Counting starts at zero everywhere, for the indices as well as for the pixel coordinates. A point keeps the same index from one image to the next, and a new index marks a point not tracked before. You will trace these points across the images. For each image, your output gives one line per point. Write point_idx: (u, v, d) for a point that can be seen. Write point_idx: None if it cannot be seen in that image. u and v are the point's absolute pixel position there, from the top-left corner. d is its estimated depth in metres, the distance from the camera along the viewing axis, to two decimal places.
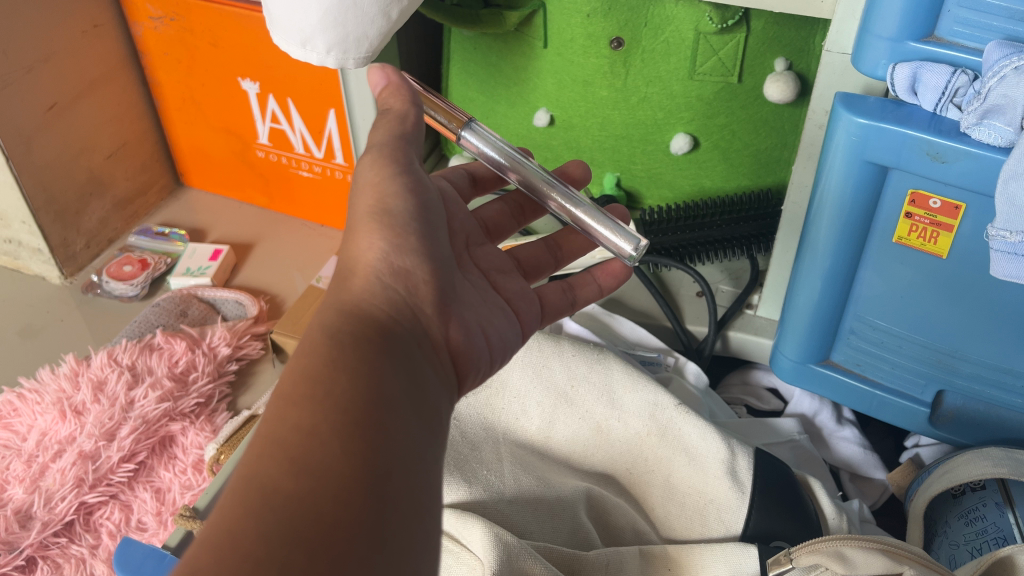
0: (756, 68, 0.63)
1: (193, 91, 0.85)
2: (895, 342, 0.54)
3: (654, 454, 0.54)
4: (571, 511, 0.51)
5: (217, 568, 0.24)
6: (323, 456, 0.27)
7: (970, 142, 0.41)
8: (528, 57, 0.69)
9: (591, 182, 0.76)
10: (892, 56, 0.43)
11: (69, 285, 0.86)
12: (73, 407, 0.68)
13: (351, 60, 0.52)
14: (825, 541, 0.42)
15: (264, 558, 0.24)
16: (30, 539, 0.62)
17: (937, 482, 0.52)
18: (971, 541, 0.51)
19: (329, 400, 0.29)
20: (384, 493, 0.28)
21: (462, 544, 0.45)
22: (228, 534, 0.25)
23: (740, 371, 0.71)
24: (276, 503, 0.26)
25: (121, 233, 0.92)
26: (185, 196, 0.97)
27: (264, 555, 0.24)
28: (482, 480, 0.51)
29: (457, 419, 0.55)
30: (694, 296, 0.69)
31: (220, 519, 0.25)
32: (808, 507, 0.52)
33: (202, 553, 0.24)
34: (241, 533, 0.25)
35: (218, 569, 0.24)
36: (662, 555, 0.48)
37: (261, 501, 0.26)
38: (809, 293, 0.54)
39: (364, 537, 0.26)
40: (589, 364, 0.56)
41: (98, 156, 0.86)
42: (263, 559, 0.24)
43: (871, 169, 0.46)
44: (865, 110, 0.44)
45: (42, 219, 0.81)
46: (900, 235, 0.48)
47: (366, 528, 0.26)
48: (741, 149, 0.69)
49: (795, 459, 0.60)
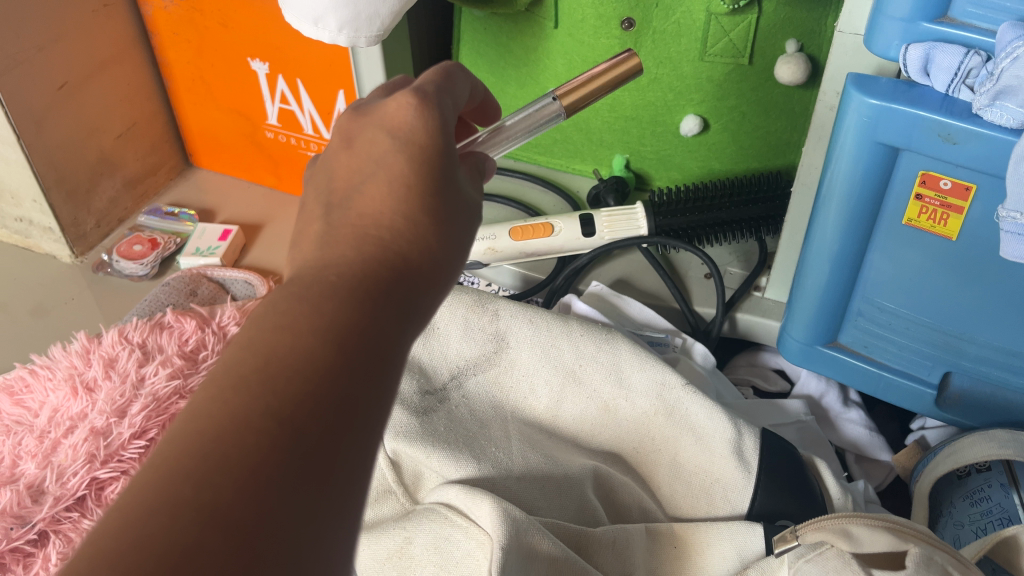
0: (767, 49, 0.63)
1: (203, 71, 0.85)
2: (903, 325, 0.54)
3: (661, 433, 0.54)
4: (579, 489, 0.51)
5: (171, 488, 0.23)
6: (292, 390, 0.25)
7: (981, 123, 0.41)
8: (538, 37, 0.69)
9: (600, 163, 0.76)
10: (905, 37, 0.43)
11: (79, 264, 0.87)
12: (84, 384, 0.69)
13: (363, 38, 0.52)
14: (830, 519, 0.41)
15: (217, 503, 0.23)
16: (42, 514, 0.61)
17: (943, 464, 0.53)
18: (975, 521, 0.51)
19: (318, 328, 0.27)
20: (353, 439, 0.26)
21: (470, 519, 0.45)
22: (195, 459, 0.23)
23: (747, 353, 0.71)
24: (228, 436, 0.24)
25: (130, 213, 0.92)
26: (194, 176, 0.98)
27: (223, 481, 0.23)
28: (490, 457, 0.52)
29: (466, 397, 0.56)
30: (702, 278, 0.69)
31: (190, 432, 0.24)
32: (814, 486, 0.53)
33: (164, 472, 0.23)
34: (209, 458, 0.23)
35: (172, 489, 0.23)
36: (668, 533, 0.49)
37: (231, 422, 0.24)
38: (817, 276, 0.54)
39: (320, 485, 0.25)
40: (597, 344, 0.55)
41: (108, 136, 0.86)
42: (215, 502, 0.23)
43: (882, 151, 0.46)
44: (876, 91, 0.44)
45: (52, 198, 0.81)
46: (910, 217, 0.48)
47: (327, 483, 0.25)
48: (751, 131, 0.68)
49: (801, 441, 0.61)
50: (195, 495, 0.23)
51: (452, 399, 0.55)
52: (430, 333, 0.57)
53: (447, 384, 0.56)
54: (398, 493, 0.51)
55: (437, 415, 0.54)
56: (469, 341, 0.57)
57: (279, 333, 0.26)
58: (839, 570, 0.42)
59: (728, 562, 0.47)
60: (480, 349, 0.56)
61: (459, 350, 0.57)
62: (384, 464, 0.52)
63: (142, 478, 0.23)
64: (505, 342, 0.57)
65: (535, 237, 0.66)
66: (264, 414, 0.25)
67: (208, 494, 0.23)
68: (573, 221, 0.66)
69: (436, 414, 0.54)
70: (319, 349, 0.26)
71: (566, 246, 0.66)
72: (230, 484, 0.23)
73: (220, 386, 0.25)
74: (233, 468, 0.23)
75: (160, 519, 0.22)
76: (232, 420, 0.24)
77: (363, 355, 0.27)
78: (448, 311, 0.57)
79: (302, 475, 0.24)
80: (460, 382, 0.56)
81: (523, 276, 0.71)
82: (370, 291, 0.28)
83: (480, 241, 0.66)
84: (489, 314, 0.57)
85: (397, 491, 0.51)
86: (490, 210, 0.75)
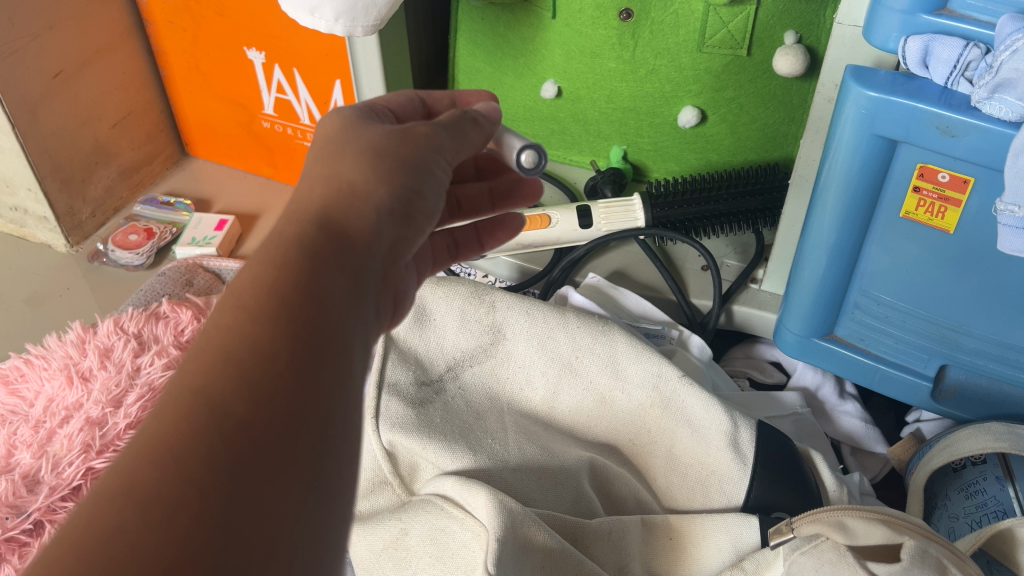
0: (765, 41, 0.62)
1: (198, 59, 0.85)
2: (899, 318, 0.54)
3: (658, 425, 0.54)
4: (574, 480, 0.51)
5: (150, 486, 0.22)
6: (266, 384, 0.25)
7: (979, 116, 0.41)
8: (536, 27, 0.69)
9: (598, 155, 0.76)
10: (904, 29, 0.43)
11: (74, 253, 0.87)
12: (80, 373, 0.69)
13: (359, 28, 0.52)
14: (826, 511, 0.41)
15: (199, 500, 0.22)
16: (37, 504, 0.61)
17: (938, 456, 0.53)
18: (970, 514, 0.51)
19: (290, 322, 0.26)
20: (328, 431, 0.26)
21: (466, 510, 0.45)
22: (170, 453, 0.23)
23: (744, 345, 0.71)
24: (205, 431, 0.24)
25: (126, 202, 0.92)
26: (190, 165, 0.97)
27: (199, 478, 0.23)
28: (487, 448, 0.52)
29: (462, 388, 0.56)
30: (699, 270, 0.69)
31: (162, 426, 0.24)
32: (809, 478, 0.53)
33: (138, 467, 0.23)
34: (185, 453, 0.23)
35: (151, 486, 0.22)
36: (663, 524, 0.49)
37: (207, 416, 0.24)
38: (814, 268, 0.54)
39: (302, 480, 0.25)
40: (594, 335, 0.55)
41: (102, 125, 0.86)
42: (196, 499, 0.22)
43: (880, 143, 0.46)
44: (875, 83, 0.44)
45: (47, 187, 0.81)
46: (907, 210, 0.48)
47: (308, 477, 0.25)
48: (749, 123, 0.68)
49: (796, 432, 0.61)
50: (173, 491, 0.22)
51: (448, 389, 0.55)
52: (427, 323, 0.57)
53: (443, 375, 0.56)
54: (394, 484, 0.51)
55: (434, 405, 0.54)
56: (466, 332, 0.57)
57: (247, 324, 0.26)
58: (834, 562, 0.41)
59: (724, 554, 0.48)
60: (477, 341, 0.57)
61: (457, 341, 0.57)
62: (380, 454, 0.51)
63: (114, 475, 0.23)
64: (502, 333, 0.57)
65: (531, 229, 0.65)
66: (239, 400, 0.24)
67: (187, 491, 0.23)
68: (570, 213, 0.65)
69: (433, 404, 0.54)
70: (289, 343, 0.26)
71: (562, 238, 0.66)
72: (209, 481, 0.23)
73: (193, 379, 0.25)
74: (212, 464, 0.23)
75: (136, 517, 0.22)
76: (209, 414, 0.24)
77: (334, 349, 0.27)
78: (445, 302, 0.57)
79: (283, 470, 0.24)
80: (456, 372, 0.56)
81: (521, 267, 0.70)
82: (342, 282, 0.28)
83: None
84: (486, 305, 0.57)
85: (393, 482, 0.51)
86: None
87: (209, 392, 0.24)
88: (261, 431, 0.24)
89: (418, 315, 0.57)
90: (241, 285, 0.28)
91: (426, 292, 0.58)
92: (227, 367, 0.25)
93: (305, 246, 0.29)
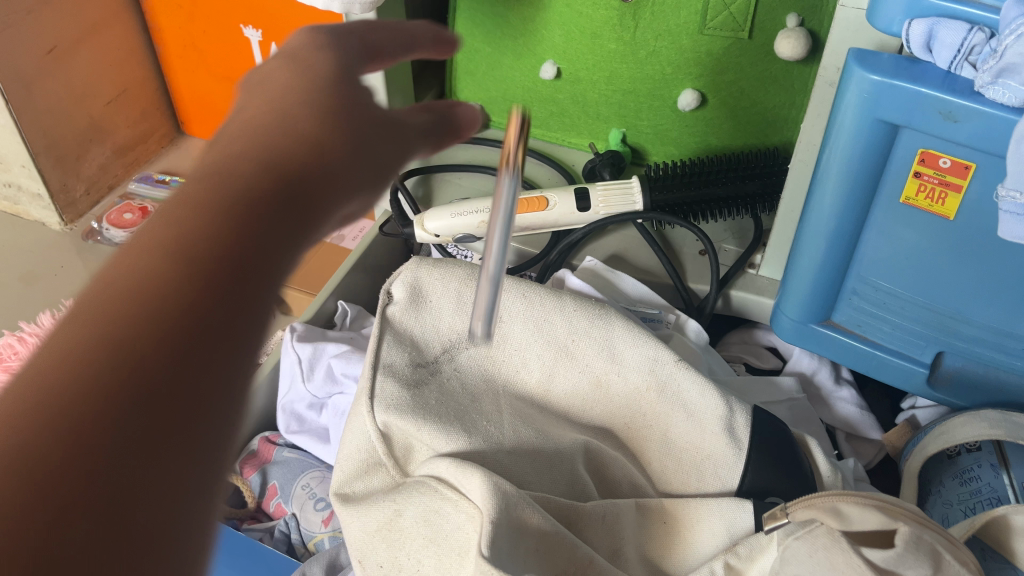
0: (767, 23, 0.62)
1: (194, 37, 0.84)
2: (897, 304, 0.54)
3: (653, 409, 0.54)
4: (569, 464, 0.51)
5: (28, 419, 0.24)
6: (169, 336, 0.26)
7: (982, 101, 0.41)
8: (536, 7, 0.68)
9: (597, 137, 0.76)
10: (908, 12, 0.43)
11: (69, 231, 0.86)
12: None
13: (357, 6, 0.51)
14: (820, 497, 0.41)
15: (76, 440, 0.24)
16: None
17: (933, 443, 0.53)
18: (964, 501, 0.51)
19: (197, 278, 0.28)
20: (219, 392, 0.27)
21: (460, 491, 0.45)
22: (56, 393, 0.24)
23: (740, 330, 0.71)
24: (91, 374, 0.25)
25: (121, 180, 0.92)
26: (185, 144, 0.97)
27: (81, 418, 0.24)
28: (483, 432, 0.51)
29: (458, 370, 0.55)
30: (697, 255, 0.69)
31: (49, 360, 0.25)
32: (803, 463, 0.53)
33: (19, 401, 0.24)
34: (66, 395, 0.24)
35: (28, 419, 0.24)
36: (658, 509, 0.49)
37: (105, 359, 0.25)
38: (813, 253, 0.54)
39: (185, 435, 0.26)
40: (590, 319, 0.55)
41: (97, 102, 0.85)
42: (74, 437, 0.24)
43: (882, 128, 0.45)
44: (879, 67, 0.44)
45: (41, 164, 0.80)
46: (908, 195, 0.47)
47: (194, 435, 0.26)
48: (750, 107, 0.68)
49: (792, 417, 0.61)
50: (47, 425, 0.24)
51: (443, 371, 0.55)
52: (423, 304, 0.57)
53: (439, 357, 0.55)
54: (388, 466, 0.49)
55: (429, 387, 0.53)
56: (461, 315, 0.56)
57: (161, 274, 0.28)
58: (827, 547, 0.41)
59: (718, 537, 0.48)
60: (473, 324, 0.56)
61: (452, 324, 0.56)
62: (375, 438, 0.50)
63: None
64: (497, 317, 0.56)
65: (529, 211, 0.64)
66: (136, 346, 0.26)
67: (67, 429, 0.24)
68: (568, 195, 0.64)
69: (428, 386, 0.53)
70: (189, 300, 0.27)
71: (560, 221, 0.65)
72: (89, 420, 0.24)
73: (99, 320, 0.26)
74: (94, 408, 0.24)
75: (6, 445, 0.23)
76: (111, 356, 0.25)
77: (230, 307, 0.28)
78: (441, 284, 0.57)
79: (165, 424, 0.25)
80: (452, 355, 0.55)
81: (518, 250, 0.70)
82: (246, 245, 0.30)
83: (474, 213, 0.64)
84: None
85: (388, 463, 0.49)
86: (484, 181, 0.73)
87: (107, 336, 0.26)
88: (154, 383, 0.26)
89: (414, 296, 0.56)
90: (154, 235, 0.29)
91: (422, 273, 0.57)
92: (135, 313, 0.26)
93: (216, 206, 0.30)
